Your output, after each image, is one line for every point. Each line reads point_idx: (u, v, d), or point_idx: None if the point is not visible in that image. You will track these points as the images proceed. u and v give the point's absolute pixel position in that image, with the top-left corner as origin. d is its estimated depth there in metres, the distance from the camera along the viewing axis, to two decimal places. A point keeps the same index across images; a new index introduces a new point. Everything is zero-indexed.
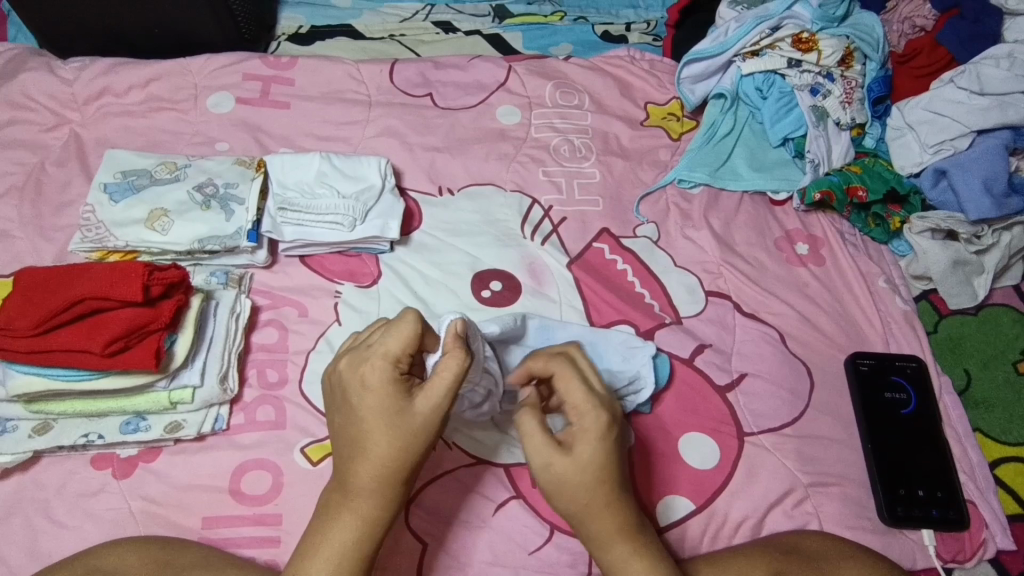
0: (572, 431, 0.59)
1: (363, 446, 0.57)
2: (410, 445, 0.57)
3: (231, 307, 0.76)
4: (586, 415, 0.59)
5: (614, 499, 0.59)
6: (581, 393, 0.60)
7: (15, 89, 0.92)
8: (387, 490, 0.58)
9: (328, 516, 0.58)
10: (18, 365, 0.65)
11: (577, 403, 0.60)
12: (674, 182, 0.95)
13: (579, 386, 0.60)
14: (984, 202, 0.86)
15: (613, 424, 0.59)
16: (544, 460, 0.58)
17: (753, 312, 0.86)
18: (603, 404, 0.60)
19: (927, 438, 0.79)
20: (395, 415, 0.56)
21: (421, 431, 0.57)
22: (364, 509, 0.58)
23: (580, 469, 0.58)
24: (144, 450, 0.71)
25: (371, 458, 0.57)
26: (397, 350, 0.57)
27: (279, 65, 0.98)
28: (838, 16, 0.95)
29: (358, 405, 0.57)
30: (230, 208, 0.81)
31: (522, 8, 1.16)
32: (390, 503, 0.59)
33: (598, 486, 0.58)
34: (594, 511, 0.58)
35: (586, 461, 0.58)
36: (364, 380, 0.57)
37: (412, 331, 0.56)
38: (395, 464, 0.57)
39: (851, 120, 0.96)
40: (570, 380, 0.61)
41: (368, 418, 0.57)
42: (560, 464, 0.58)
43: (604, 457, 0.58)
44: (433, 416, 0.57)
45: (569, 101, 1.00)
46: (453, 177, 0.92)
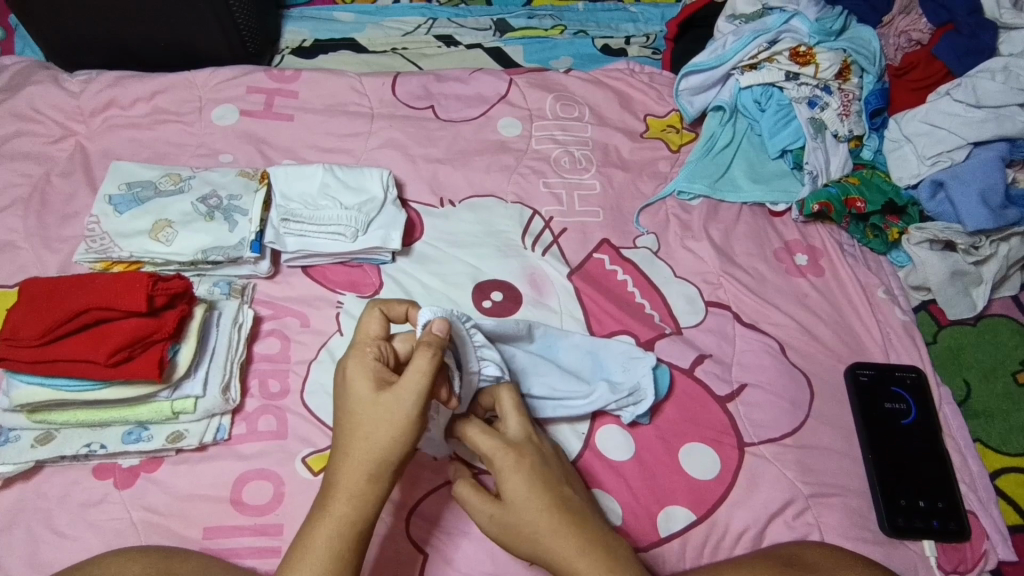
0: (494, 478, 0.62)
1: (340, 437, 0.58)
2: (379, 434, 0.56)
3: (233, 317, 0.76)
4: (497, 460, 0.62)
5: (563, 523, 0.59)
6: (484, 443, 0.63)
7: (23, 101, 0.93)
8: (361, 485, 0.56)
9: (306, 521, 0.56)
10: (22, 375, 0.66)
11: (487, 453, 0.62)
12: (674, 194, 0.96)
13: (480, 433, 0.63)
14: (982, 212, 0.87)
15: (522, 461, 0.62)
16: (485, 516, 0.61)
17: (753, 322, 0.86)
18: (506, 442, 0.63)
19: (927, 448, 0.79)
20: (366, 403, 0.57)
21: (390, 420, 0.56)
22: (338, 508, 0.56)
23: (511, 513, 0.60)
24: (146, 460, 0.71)
25: (343, 445, 0.57)
26: (367, 336, 0.62)
27: (283, 78, 0.99)
28: (835, 30, 0.96)
29: (339, 397, 0.60)
30: (233, 219, 0.82)
31: (523, 22, 1.18)
32: (366, 504, 0.56)
33: (538, 514, 0.59)
34: (544, 547, 0.59)
35: (514, 500, 0.60)
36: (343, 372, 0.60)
37: (375, 320, 0.62)
38: (368, 457, 0.56)
39: (849, 132, 0.96)
40: (472, 435, 0.64)
41: (340, 407, 0.59)
42: (495, 515, 0.61)
43: (529, 490, 0.60)
44: (401, 404, 0.56)
45: (570, 113, 1.01)
46: (454, 188, 0.93)
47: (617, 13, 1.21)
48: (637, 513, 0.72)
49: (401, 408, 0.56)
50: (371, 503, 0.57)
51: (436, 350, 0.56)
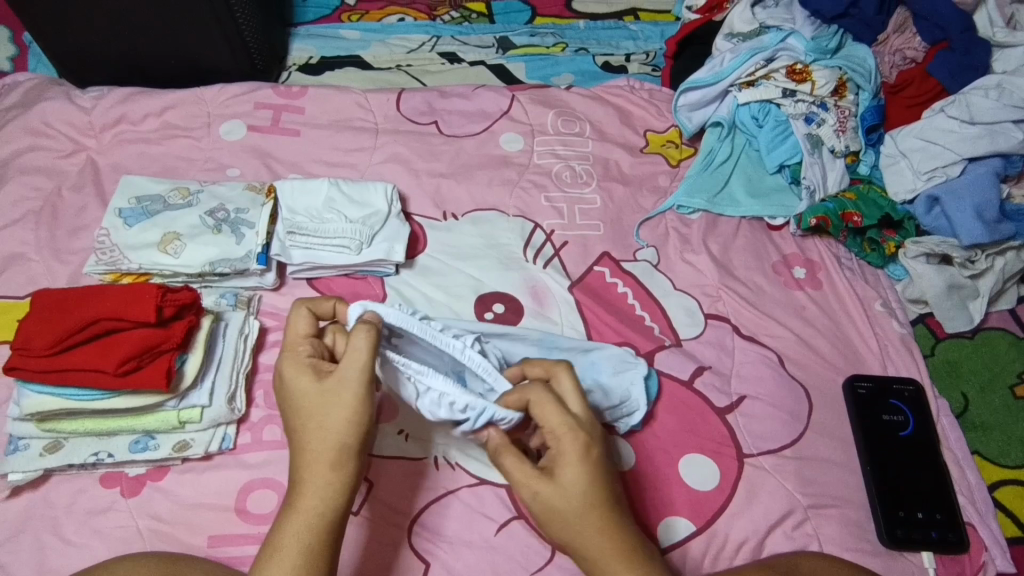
0: (553, 459, 0.58)
1: (294, 433, 0.58)
2: (331, 420, 0.57)
3: (239, 328, 0.78)
4: (566, 442, 0.58)
5: (612, 523, 0.58)
6: (553, 417, 0.59)
7: (35, 117, 0.95)
8: (326, 475, 0.56)
9: (279, 521, 0.56)
10: (32, 385, 0.67)
11: (554, 430, 0.58)
12: (674, 207, 0.97)
13: (551, 407, 0.59)
14: (977, 227, 0.88)
15: (591, 445, 0.58)
16: (529, 492, 0.58)
17: (751, 334, 0.87)
18: (580, 425, 0.59)
19: (925, 460, 0.79)
20: (312, 394, 0.58)
21: (341, 403, 0.57)
22: (309, 502, 0.56)
23: (564, 497, 0.57)
24: (153, 469, 0.72)
25: (300, 443, 0.57)
26: (298, 333, 0.62)
27: (290, 94, 1.02)
28: (830, 48, 0.98)
29: (282, 398, 0.60)
30: (240, 232, 0.84)
31: (525, 40, 1.20)
32: (332, 492, 0.57)
33: (591, 510, 0.57)
34: (589, 541, 0.57)
35: (571, 489, 0.57)
36: (282, 370, 0.60)
37: (303, 317, 0.62)
38: (326, 445, 0.57)
39: (846, 147, 0.97)
40: (542, 408, 0.59)
41: (288, 407, 0.59)
42: (542, 495, 0.57)
43: (590, 483, 0.57)
44: (347, 386, 0.58)
45: (571, 128, 1.03)
46: (457, 202, 0.95)
47: (618, 31, 1.23)
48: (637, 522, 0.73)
49: (349, 389, 0.57)
50: (338, 490, 0.57)
51: (373, 328, 0.58)
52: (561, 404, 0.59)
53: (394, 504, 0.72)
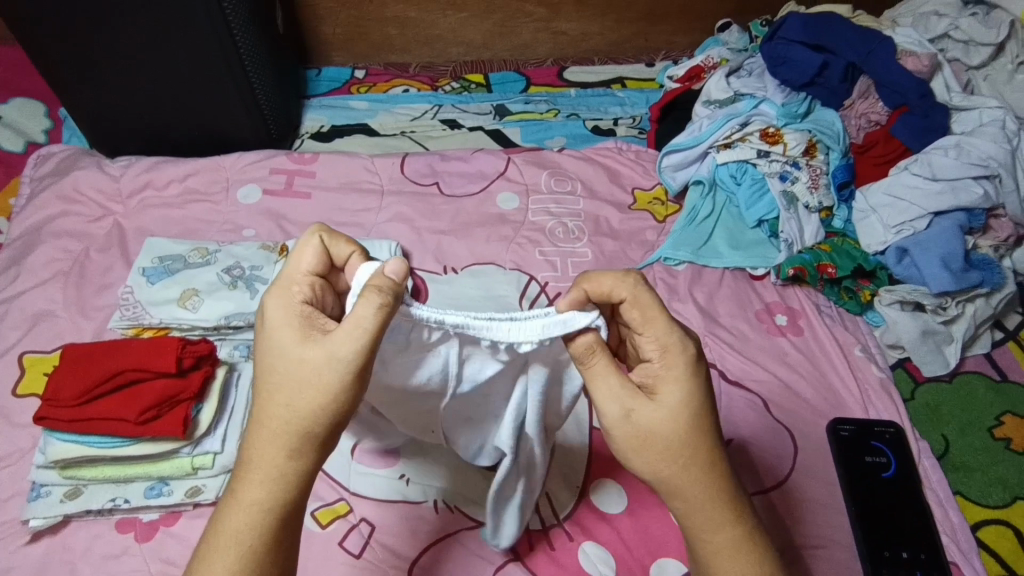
0: (656, 374, 0.57)
1: (261, 396, 0.54)
2: (301, 400, 0.53)
3: (252, 378, 0.83)
4: (676, 355, 0.57)
5: (711, 448, 0.57)
6: (660, 325, 0.58)
7: (68, 185, 1.03)
8: (278, 463, 0.53)
9: (227, 493, 0.55)
10: (58, 433, 0.72)
11: (663, 341, 0.57)
12: (660, 260, 1.03)
13: (661, 319, 0.58)
14: (944, 276, 0.93)
15: (700, 360, 0.57)
16: (626, 406, 0.55)
17: (737, 379, 0.91)
18: (690, 336, 0.58)
19: (908, 501, 0.82)
20: (295, 362, 0.53)
21: (317, 381, 0.52)
22: (254, 481, 0.54)
23: (673, 414, 0.55)
24: (165, 514, 0.76)
25: (264, 418, 0.54)
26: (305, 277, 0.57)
27: (303, 160, 1.10)
28: (800, 113, 1.07)
29: (261, 349, 0.55)
30: (255, 288, 0.90)
31: (520, 107, 1.30)
32: (283, 484, 0.54)
33: (693, 432, 0.56)
34: (688, 465, 0.56)
35: (676, 407, 0.55)
36: (273, 318, 0.55)
37: (313, 256, 0.59)
38: (287, 429, 0.53)
39: (819, 203, 1.04)
40: (649, 315, 0.58)
41: (263, 365, 0.54)
42: (641, 409, 0.55)
43: (697, 402, 0.56)
44: (332, 366, 0.52)
45: (563, 188, 1.10)
46: (457, 257, 1.01)
47: (606, 98, 1.33)
48: (630, 563, 0.76)
49: (334, 368, 0.52)
50: (288, 478, 0.54)
51: (389, 305, 0.52)
52: (667, 315, 0.59)
53: (394, 549, 0.75)
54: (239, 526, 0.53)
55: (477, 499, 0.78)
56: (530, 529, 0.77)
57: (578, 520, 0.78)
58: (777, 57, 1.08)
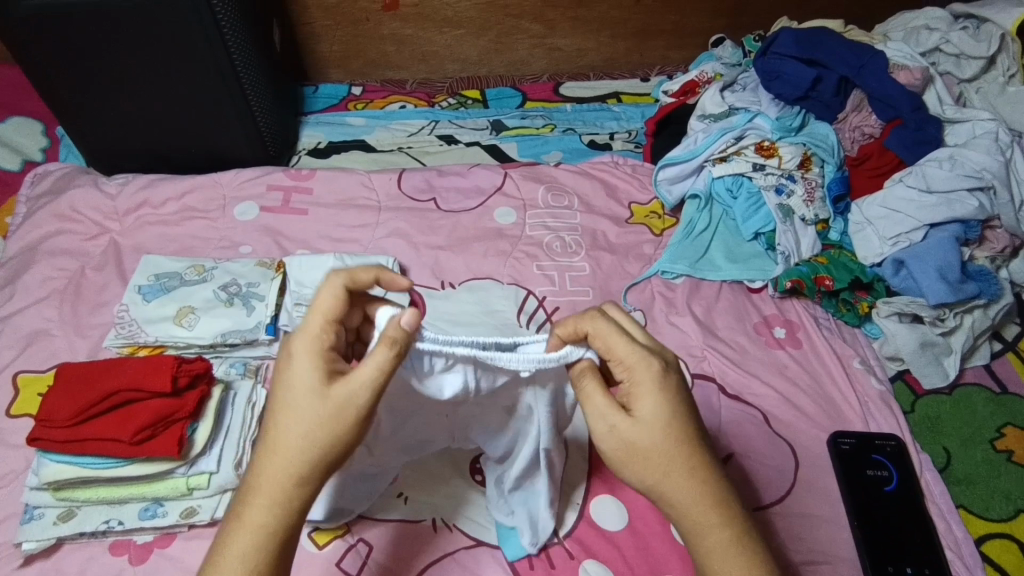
0: (631, 390, 0.59)
1: (277, 427, 0.55)
2: (320, 436, 0.54)
3: (248, 397, 0.82)
4: (642, 371, 0.58)
5: (692, 456, 0.58)
6: (621, 348, 0.59)
7: (64, 203, 1.03)
8: (287, 492, 0.54)
9: (228, 520, 0.55)
10: (52, 454, 0.71)
11: (629, 359, 0.59)
12: (658, 273, 1.03)
13: (620, 341, 0.59)
14: (940, 286, 0.93)
15: (665, 373, 0.59)
16: (608, 422, 0.58)
17: (737, 393, 0.91)
18: (653, 352, 0.59)
19: (910, 515, 0.82)
20: (317, 399, 0.54)
21: (336, 420, 0.54)
22: (258, 509, 0.54)
23: (646, 430, 0.57)
24: (160, 536, 0.75)
25: (278, 448, 0.55)
26: (325, 317, 0.56)
27: (300, 177, 1.10)
28: (794, 126, 1.07)
29: (281, 380, 0.56)
30: (251, 304, 0.90)
31: (517, 122, 1.30)
32: (290, 511, 0.55)
33: (673, 440, 0.58)
34: (673, 476, 0.58)
35: (653, 418, 0.58)
36: (292, 354, 0.56)
37: (336, 296, 0.57)
38: (299, 462, 0.54)
39: (815, 216, 1.04)
40: (609, 342, 0.59)
41: (281, 397, 0.55)
42: (625, 424, 0.58)
43: (670, 411, 0.58)
44: (354, 407, 0.54)
45: (560, 202, 1.11)
46: (454, 272, 1.01)
47: (602, 112, 1.33)
48: None
49: (352, 408, 0.54)
50: (293, 508, 0.55)
51: (399, 357, 0.54)
52: (626, 335, 0.60)
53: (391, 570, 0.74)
54: (242, 550, 0.54)
55: (474, 516, 0.78)
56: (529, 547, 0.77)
57: (578, 537, 0.78)
58: (772, 72, 1.09)
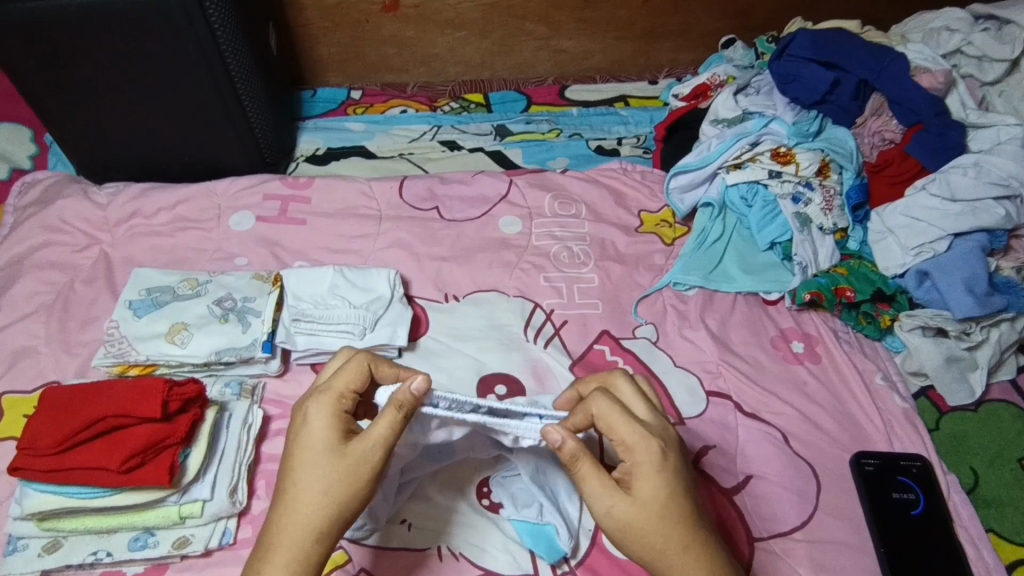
0: (630, 469, 0.60)
1: (292, 484, 0.57)
2: (337, 491, 0.57)
3: (243, 418, 0.78)
4: (639, 452, 0.59)
5: (690, 537, 0.58)
6: (623, 427, 0.60)
7: (52, 214, 0.99)
8: (304, 549, 0.56)
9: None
10: (35, 484, 0.67)
11: (628, 439, 0.59)
12: (670, 285, 0.99)
13: (621, 420, 0.60)
14: (967, 299, 0.89)
15: (665, 454, 0.59)
16: (606, 504, 0.58)
17: (754, 411, 0.87)
18: (652, 433, 0.60)
19: (939, 541, 0.78)
20: (333, 455, 0.57)
21: (351, 476, 0.57)
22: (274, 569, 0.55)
23: (642, 510, 0.58)
24: (150, 567, 0.71)
25: (294, 503, 0.56)
26: (344, 386, 0.60)
27: (297, 185, 1.06)
28: (812, 131, 1.03)
29: (296, 440, 0.59)
30: (247, 320, 0.86)
31: (521, 127, 1.27)
32: (306, 565, 0.56)
33: (672, 522, 0.58)
34: (670, 555, 0.58)
35: (651, 500, 0.58)
36: (306, 416, 0.59)
37: (360, 368, 0.61)
38: (319, 518, 0.56)
39: (833, 225, 1.00)
40: (610, 420, 0.60)
41: (298, 455, 0.58)
42: (622, 506, 0.58)
43: (669, 492, 0.58)
44: (367, 463, 0.57)
45: (567, 211, 1.07)
46: (458, 285, 0.97)
47: (609, 117, 1.30)
48: None
49: (367, 465, 0.57)
50: (311, 566, 0.56)
51: (406, 417, 0.58)
52: (629, 415, 0.60)
53: None
54: None
55: (481, 544, 0.74)
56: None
57: (591, 565, 0.74)
58: (788, 75, 1.05)
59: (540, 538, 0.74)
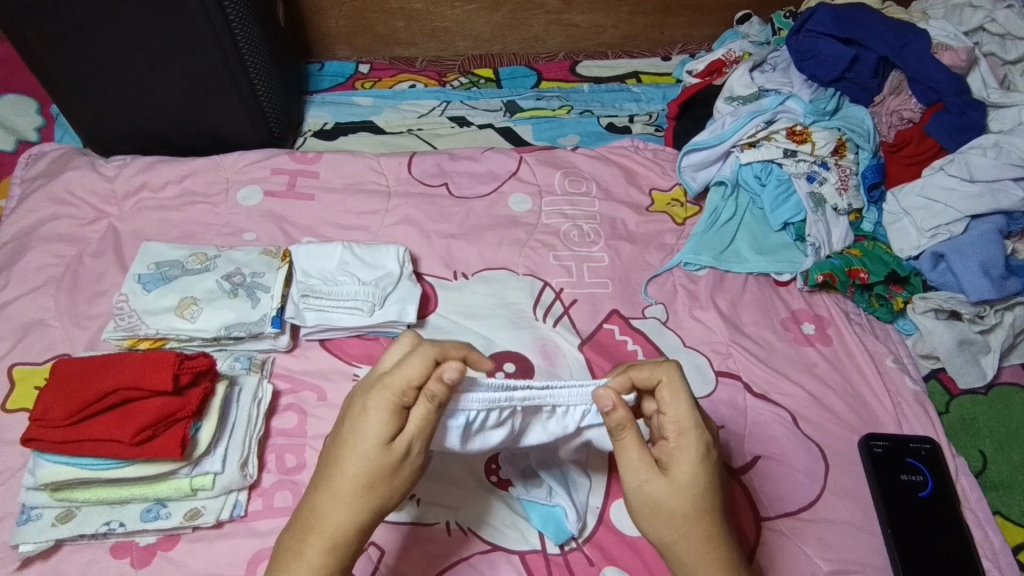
0: (672, 452, 0.60)
1: (343, 472, 0.57)
2: (387, 483, 0.57)
3: (253, 393, 0.78)
4: (687, 438, 0.59)
5: (711, 531, 0.59)
6: (681, 412, 0.60)
7: (60, 186, 0.99)
8: (346, 536, 0.57)
9: (283, 552, 0.57)
10: (48, 454, 0.67)
11: (680, 424, 0.59)
12: (680, 265, 0.98)
13: (684, 403, 0.60)
14: (983, 283, 0.89)
15: (711, 447, 0.60)
16: (640, 478, 0.59)
17: (764, 392, 0.87)
18: (705, 424, 0.60)
19: (947, 523, 0.78)
20: (386, 449, 0.57)
21: (399, 470, 0.58)
22: (314, 549, 0.56)
23: (675, 492, 0.59)
24: (163, 538, 0.72)
25: (342, 491, 0.57)
26: (407, 382, 0.57)
27: (305, 160, 1.05)
28: (829, 110, 1.02)
29: (350, 429, 0.57)
30: (256, 296, 0.86)
31: (532, 104, 1.25)
32: (348, 549, 0.58)
33: (700, 509, 0.59)
34: (689, 542, 0.59)
35: (686, 485, 0.59)
36: (363, 405, 0.57)
37: (428, 363, 0.57)
38: (366, 508, 0.57)
39: (848, 205, 0.99)
40: (673, 401, 0.60)
41: (352, 446, 0.57)
42: (656, 486, 0.59)
43: (705, 481, 0.59)
44: (414, 457, 0.58)
45: (578, 189, 1.05)
46: (467, 262, 0.96)
47: (621, 94, 1.28)
48: None
49: (407, 460, 0.58)
50: (351, 549, 0.58)
51: (438, 406, 0.57)
52: (690, 401, 0.60)
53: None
54: None
55: (490, 521, 0.75)
56: (548, 553, 0.73)
57: (598, 542, 0.74)
58: (805, 51, 1.03)
59: (549, 520, 0.74)
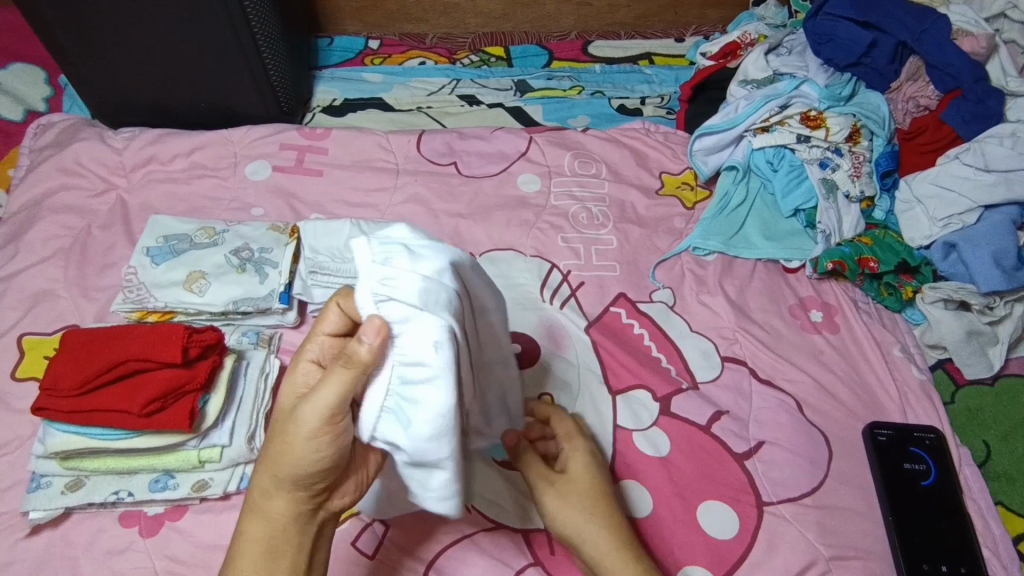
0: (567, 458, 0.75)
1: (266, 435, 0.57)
2: (285, 451, 0.54)
3: (261, 367, 0.79)
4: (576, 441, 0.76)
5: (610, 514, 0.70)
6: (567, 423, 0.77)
7: (69, 156, 0.98)
8: (266, 505, 0.56)
9: (233, 544, 0.56)
10: (58, 424, 0.68)
11: (568, 430, 0.76)
12: (689, 249, 0.98)
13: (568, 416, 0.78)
14: (995, 274, 0.88)
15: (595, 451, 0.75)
16: (544, 481, 0.72)
17: (769, 378, 0.87)
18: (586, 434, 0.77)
19: (948, 511, 0.78)
20: (286, 410, 0.55)
21: (294, 439, 0.53)
22: (248, 524, 0.56)
23: (572, 485, 0.72)
24: (171, 509, 0.72)
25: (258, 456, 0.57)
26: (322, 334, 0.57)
27: (314, 136, 1.04)
28: (844, 95, 1.01)
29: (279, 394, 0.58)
30: (264, 271, 0.86)
31: (543, 83, 1.23)
32: (272, 525, 0.56)
33: (597, 494, 0.71)
34: (591, 524, 0.69)
35: (579, 478, 0.72)
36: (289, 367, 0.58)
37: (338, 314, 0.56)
38: (272, 476, 0.55)
39: (860, 192, 0.99)
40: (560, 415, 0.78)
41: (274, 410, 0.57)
42: (560, 483, 0.72)
43: (592, 472, 0.73)
44: (303, 425, 0.52)
45: (587, 170, 1.05)
46: (476, 242, 0.96)
47: (633, 75, 1.26)
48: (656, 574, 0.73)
49: (298, 426, 0.52)
50: (275, 527, 0.56)
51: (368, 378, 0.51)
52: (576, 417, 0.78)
53: (409, 550, 0.71)
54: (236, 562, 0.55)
55: (493, 498, 0.75)
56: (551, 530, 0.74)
57: None
58: (822, 35, 1.03)
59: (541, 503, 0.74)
